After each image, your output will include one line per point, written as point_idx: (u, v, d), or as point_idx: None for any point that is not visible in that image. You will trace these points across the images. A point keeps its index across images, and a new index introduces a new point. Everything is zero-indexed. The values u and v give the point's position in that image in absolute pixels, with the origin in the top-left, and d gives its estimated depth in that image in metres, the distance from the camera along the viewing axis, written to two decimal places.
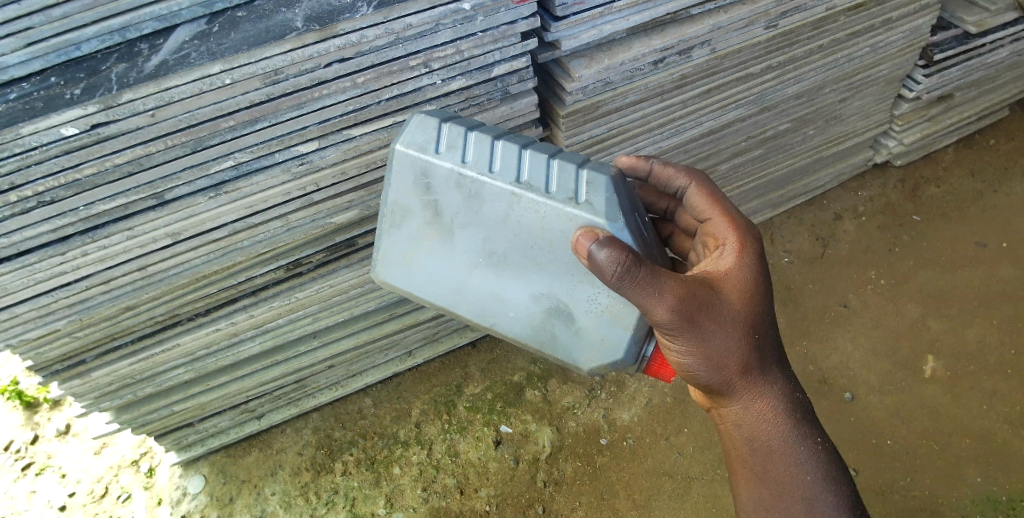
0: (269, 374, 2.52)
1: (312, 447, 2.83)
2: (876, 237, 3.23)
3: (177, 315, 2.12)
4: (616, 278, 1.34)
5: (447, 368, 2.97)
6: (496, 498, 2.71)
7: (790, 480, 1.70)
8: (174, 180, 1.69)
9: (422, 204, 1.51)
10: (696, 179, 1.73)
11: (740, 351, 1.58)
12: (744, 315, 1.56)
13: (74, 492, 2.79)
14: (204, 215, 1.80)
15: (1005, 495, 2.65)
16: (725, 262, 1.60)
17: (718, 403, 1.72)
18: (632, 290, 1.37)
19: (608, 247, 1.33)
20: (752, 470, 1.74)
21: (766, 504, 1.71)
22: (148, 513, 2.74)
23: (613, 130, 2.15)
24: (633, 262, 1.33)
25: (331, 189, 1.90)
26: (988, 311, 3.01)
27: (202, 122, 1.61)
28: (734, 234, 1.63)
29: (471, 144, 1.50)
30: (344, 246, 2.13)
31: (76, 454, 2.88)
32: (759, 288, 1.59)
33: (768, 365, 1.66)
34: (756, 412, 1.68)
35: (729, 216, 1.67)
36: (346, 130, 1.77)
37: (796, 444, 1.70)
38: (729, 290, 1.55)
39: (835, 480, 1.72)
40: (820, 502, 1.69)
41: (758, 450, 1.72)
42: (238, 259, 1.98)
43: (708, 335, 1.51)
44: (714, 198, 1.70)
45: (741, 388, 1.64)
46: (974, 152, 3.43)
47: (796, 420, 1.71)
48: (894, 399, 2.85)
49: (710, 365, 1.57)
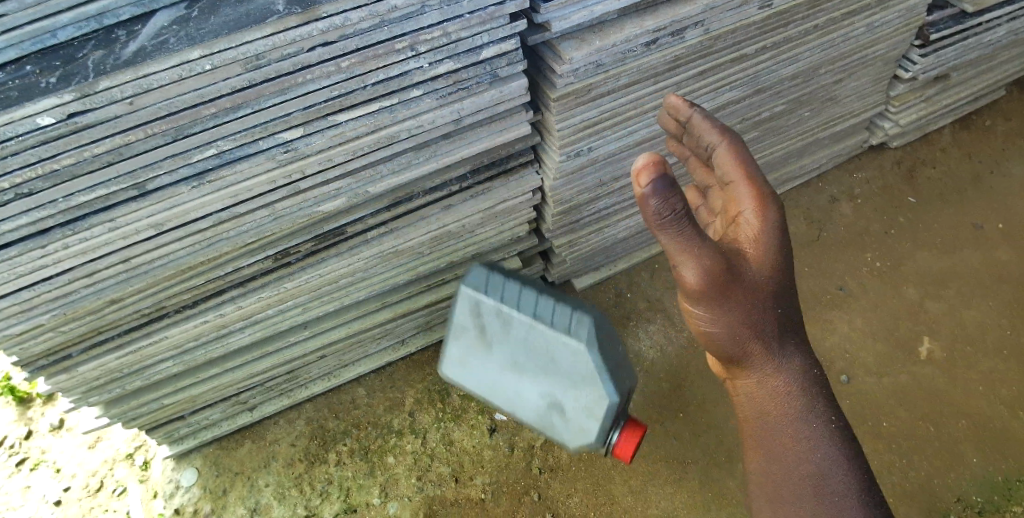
0: (260, 365, 2.49)
1: (306, 438, 2.81)
2: (874, 219, 3.21)
3: (164, 307, 2.08)
4: (659, 216, 1.44)
5: (441, 356, 2.95)
6: (491, 486, 2.69)
7: (801, 456, 1.70)
8: (156, 169, 1.65)
9: (473, 324, 1.90)
10: (729, 137, 1.67)
11: (758, 315, 1.65)
12: (765, 281, 1.62)
13: (69, 486, 2.77)
14: (188, 205, 1.76)
15: (1002, 476, 2.65)
16: (750, 226, 1.61)
17: (734, 367, 1.78)
18: (667, 234, 1.48)
19: (660, 182, 1.41)
20: (762, 441, 1.76)
21: (770, 475, 1.74)
22: (144, 507, 2.72)
23: (605, 113, 2.09)
24: (676, 205, 1.43)
25: (318, 177, 1.85)
26: (985, 293, 2.99)
27: (183, 109, 1.57)
28: (758, 199, 1.60)
29: (510, 291, 1.91)
30: (332, 235, 2.09)
31: (70, 449, 2.85)
32: (782, 260, 1.64)
33: (788, 336, 1.72)
34: (771, 381, 1.73)
35: (755, 178, 1.62)
36: (331, 117, 1.72)
37: (812, 419, 1.72)
38: (753, 256, 1.61)
39: (848, 460, 1.70)
40: (831, 480, 1.67)
41: (770, 420, 1.75)
42: (225, 250, 1.95)
43: (730, 294, 1.58)
44: (744, 160, 1.64)
45: (758, 354, 1.70)
46: (971, 133, 3.40)
47: (813, 395, 1.74)
48: (891, 381, 2.84)
49: (727, 323, 1.65)
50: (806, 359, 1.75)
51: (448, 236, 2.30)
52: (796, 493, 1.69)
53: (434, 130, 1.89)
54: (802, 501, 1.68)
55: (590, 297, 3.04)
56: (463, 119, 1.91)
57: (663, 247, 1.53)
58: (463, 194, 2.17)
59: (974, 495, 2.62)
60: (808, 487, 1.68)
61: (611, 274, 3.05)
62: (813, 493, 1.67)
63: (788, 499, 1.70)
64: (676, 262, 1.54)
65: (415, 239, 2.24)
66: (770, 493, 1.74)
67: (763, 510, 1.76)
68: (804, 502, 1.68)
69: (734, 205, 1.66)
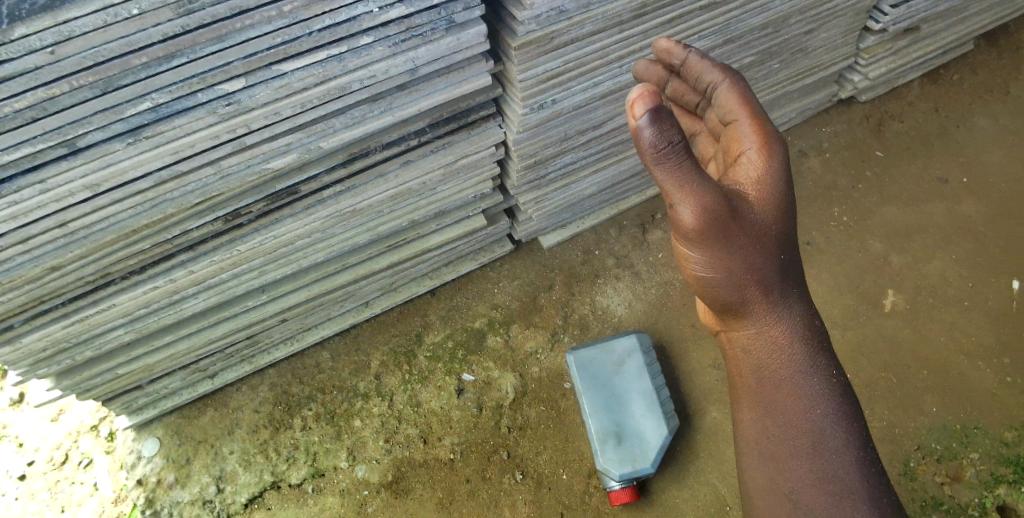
0: (217, 332, 2.40)
1: (270, 404, 2.75)
2: (841, 173, 3.19)
3: (109, 274, 1.97)
4: (654, 149, 1.35)
5: (407, 317, 2.89)
6: (460, 446, 2.68)
7: (797, 411, 1.62)
8: (85, 124, 1.53)
9: None
10: (730, 75, 1.64)
11: (759, 260, 1.55)
12: (767, 224, 1.54)
13: (33, 460, 2.68)
14: (125, 164, 1.65)
15: (961, 423, 2.70)
16: (753, 166, 1.54)
17: (729, 319, 1.71)
18: (663, 168, 1.38)
19: (656, 111, 1.31)
20: (757, 397, 1.68)
21: (767, 430, 1.65)
22: (112, 478, 2.65)
23: (569, 63, 2.00)
24: (672, 136, 1.34)
25: (265, 131, 1.74)
26: (949, 246, 3.01)
27: (111, 59, 1.45)
28: (760, 135, 1.55)
29: None
30: (286, 194, 1.99)
31: (32, 422, 2.75)
32: (785, 202, 1.56)
33: (788, 285, 1.63)
34: (769, 332, 1.65)
35: (757, 116, 1.58)
36: (276, 66, 1.61)
37: (811, 373, 1.64)
38: (754, 197, 1.53)
39: (848, 418, 1.62)
40: (828, 437, 1.60)
41: (767, 374, 1.67)
42: (170, 211, 1.84)
43: (730, 236, 1.50)
44: (745, 97, 1.60)
45: (756, 303, 1.62)
46: (940, 87, 3.37)
47: (813, 349, 1.65)
48: (855, 334, 2.87)
49: (725, 269, 1.55)
50: (805, 311, 1.67)
51: (408, 193, 2.22)
52: (791, 451, 1.61)
53: (388, 80, 1.79)
54: (798, 460, 1.60)
55: (558, 254, 2.98)
56: (419, 69, 1.80)
57: (659, 185, 1.44)
58: (423, 149, 2.09)
59: (933, 442, 2.68)
60: (804, 445, 1.60)
61: (580, 231, 3.00)
62: (810, 452, 1.59)
63: (783, 457, 1.62)
64: (672, 200, 1.44)
65: (374, 198, 2.15)
66: (763, 452, 1.66)
67: (753, 472, 1.68)
68: (799, 461, 1.60)
69: (736, 145, 1.60)
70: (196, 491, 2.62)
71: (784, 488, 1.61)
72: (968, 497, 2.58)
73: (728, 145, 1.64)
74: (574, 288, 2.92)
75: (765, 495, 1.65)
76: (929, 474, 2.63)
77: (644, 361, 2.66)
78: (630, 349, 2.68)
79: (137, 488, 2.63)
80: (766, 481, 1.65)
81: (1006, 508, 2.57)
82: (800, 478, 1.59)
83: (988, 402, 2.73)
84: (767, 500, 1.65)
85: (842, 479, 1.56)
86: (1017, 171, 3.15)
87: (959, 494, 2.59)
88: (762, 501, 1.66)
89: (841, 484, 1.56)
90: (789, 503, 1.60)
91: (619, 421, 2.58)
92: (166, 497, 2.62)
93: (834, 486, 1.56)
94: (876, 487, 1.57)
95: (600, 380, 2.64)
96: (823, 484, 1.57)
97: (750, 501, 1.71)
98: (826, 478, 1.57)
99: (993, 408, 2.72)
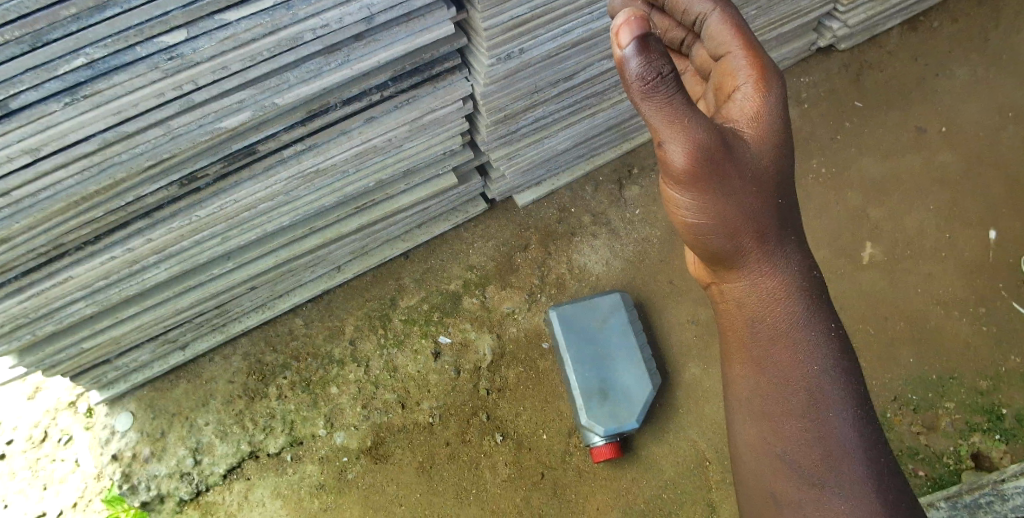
0: (184, 301, 2.32)
1: (244, 374, 2.69)
2: (820, 124, 3.13)
3: (62, 245, 1.87)
4: (641, 81, 1.28)
5: (380, 281, 2.82)
6: (439, 410, 2.66)
7: (793, 367, 1.52)
8: (17, 84, 1.43)
9: None
10: (722, 4, 1.51)
11: (754, 205, 1.46)
12: (762, 165, 1.45)
13: (12, 439, 2.61)
14: (65, 125, 1.55)
15: (936, 374, 2.72)
16: (748, 101, 1.44)
17: (721, 269, 1.60)
18: (652, 104, 1.31)
19: (643, 40, 1.25)
20: (750, 352, 1.58)
21: (760, 390, 1.56)
22: (93, 454, 2.59)
23: (536, 9, 1.90)
24: (661, 67, 1.27)
25: (214, 88, 1.65)
26: (926, 197, 2.98)
27: (36, 11, 1.36)
28: (756, 69, 1.45)
29: None
30: (243, 154, 1.90)
31: (7, 400, 2.67)
32: (782, 141, 1.47)
33: (785, 235, 1.53)
34: (764, 283, 1.55)
35: (752, 48, 1.47)
36: (219, 15, 1.53)
37: (808, 327, 1.53)
38: (751, 135, 1.44)
39: (846, 374, 1.52)
40: (825, 395, 1.50)
41: (762, 329, 1.56)
42: (120, 177, 1.73)
43: (723, 177, 1.40)
44: (739, 27, 1.48)
45: (750, 252, 1.52)
46: (919, 35, 3.27)
47: (810, 302, 1.55)
48: (833, 286, 2.86)
49: (718, 215, 1.46)
50: (803, 260, 1.56)
51: (374, 151, 2.14)
52: (784, 410, 1.52)
53: (343, 30, 1.70)
54: (792, 418, 1.51)
55: (534, 212, 2.92)
56: (375, 17, 1.71)
57: (647, 122, 1.36)
58: (386, 105, 2.00)
59: (909, 393, 2.71)
60: (799, 404, 1.51)
61: (555, 189, 2.93)
62: (805, 410, 1.50)
63: (776, 416, 1.53)
64: (661, 138, 1.35)
65: (338, 157, 2.08)
66: (755, 411, 1.57)
67: (745, 431, 1.60)
68: (794, 419, 1.51)
69: (730, 80, 1.49)
70: (173, 464, 2.58)
71: (777, 447, 1.54)
72: (943, 446, 2.63)
73: (720, 81, 1.52)
74: (550, 247, 2.87)
75: (756, 455, 1.58)
76: (906, 424, 2.67)
77: (627, 317, 2.64)
78: (613, 306, 2.65)
79: (113, 463, 2.58)
80: (757, 440, 1.57)
81: (980, 456, 2.63)
82: (793, 438, 1.51)
83: (963, 351, 2.75)
84: (758, 460, 1.57)
85: (837, 439, 1.48)
86: (994, 119, 3.11)
87: (935, 443, 2.64)
88: (752, 462, 1.58)
89: (836, 443, 1.48)
90: (782, 463, 1.53)
91: (603, 376, 2.55)
92: (142, 471, 2.57)
93: (828, 446, 1.48)
94: (872, 446, 1.49)
95: (583, 336, 2.60)
96: (817, 444, 1.49)
97: (739, 461, 1.63)
98: (821, 438, 1.49)
99: (968, 357, 2.75)
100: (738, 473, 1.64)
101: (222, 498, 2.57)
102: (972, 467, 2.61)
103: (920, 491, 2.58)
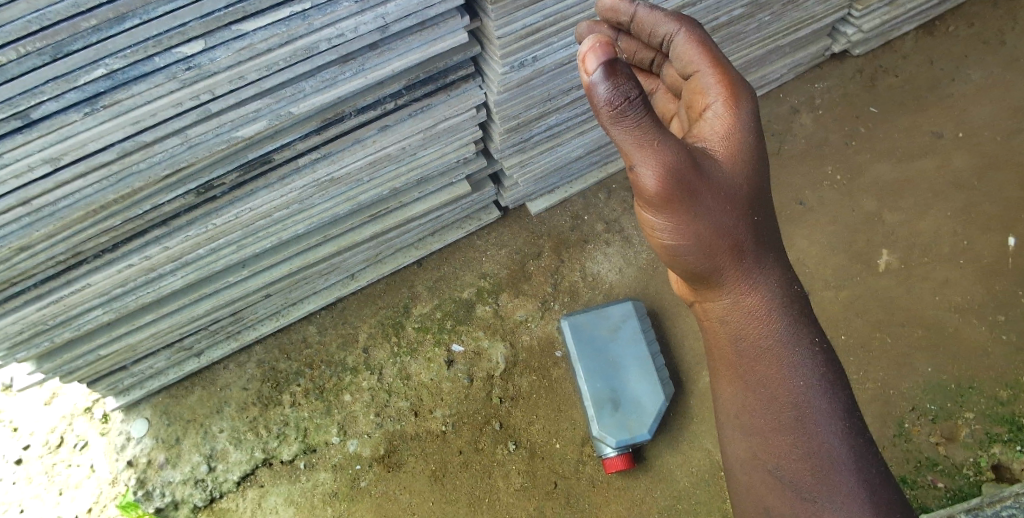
0: (200, 309, 2.33)
1: (258, 381, 2.70)
2: (834, 130, 3.11)
3: (81, 253, 1.88)
4: (609, 106, 1.27)
5: (393, 288, 2.82)
6: (451, 418, 2.66)
7: (777, 383, 1.50)
8: (37, 95, 1.45)
9: None
10: (686, 24, 1.50)
11: (731, 222, 1.44)
12: (737, 181, 1.42)
13: (28, 444, 2.63)
14: (84, 135, 1.56)
15: (955, 383, 2.69)
16: (719, 120, 1.42)
17: (702, 287, 1.59)
18: (622, 127, 1.29)
19: (609, 64, 1.25)
20: (735, 371, 1.56)
21: (747, 408, 1.54)
22: (107, 460, 2.60)
23: (549, 17, 1.90)
24: (629, 91, 1.26)
25: (230, 97, 1.67)
26: (942, 202, 2.95)
27: (57, 22, 1.38)
28: (726, 86, 1.43)
29: None
30: (259, 163, 1.91)
31: (25, 406, 2.69)
32: (756, 155, 1.45)
33: (764, 249, 1.51)
34: (744, 300, 1.53)
35: (721, 64, 1.45)
36: (236, 26, 1.54)
37: (790, 343, 1.51)
38: (722, 153, 1.42)
39: (832, 387, 1.50)
40: (813, 409, 1.48)
41: (744, 347, 1.54)
42: (138, 186, 1.75)
43: (697, 197, 1.38)
44: (705, 45, 1.47)
45: (729, 269, 1.50)
46: (934, 40, 3.24)
47: (791, 316, 1.53)
48: (848, 293, 2.84)
49: (695, 234, 1.44)
50: (782, 274, 1.54)
51: (388, 159, 2.15)
52: (772, 426, 1.50)
53: (357, 40, 1.71)
54: (781, 434, 1.49)
55: (546, 220, 2.91)
56: (390, 27, 1.72)
57: (618, 146, 1.34)
58: (400, 113, 2.01)
59: (928, 403, 2.67)
60: (787, 420, 1.49)
61: (568, 196, 2.93)
62: (792, 426, 1.48)
63: (766, 432, 1.51)
64: (632, 162, 1.33)
65: (352, 165, 2.08)
66: (745, 428, 1.55)
67: (735, 448, 1.59)
68: (783, 435, 1.49)
69: (700, 98, 1.47)
70: (187, 471, 2.59)
71: (768, 462, 1.52)
72: (963, 457, 2.59)
73: (691, 99, 1.51)
74: (563, 255, 2.87)
75: (750, 473, 1.56)
76: (924, 434, 2.63)
77: (639, 326, 2.63)
78: (625, 314, 2.63)
79: (127, 470, 2.59)
80: (749, 457, 1.56)
81: (1001, 467, 2.58)
82: (784, 454, 1.49)
83: (982, 361, 2.71)
84: (751, 477, 1.56)
85: (827, 452, 1.45)
86: (1012, 123, 3.06)
87: (954, 453, 2.60)
88: (748, 478, 1.57)
89: (828, 458, 1.45)
90: (775, 479, 1.51)
91: (614, 386, 2.54)
92: (157, 477, 2.59)
93: (820, 460, 1.46)
94: (864, 457, 1.46)
95: (594, 346, 2.59)
96: (809, 459, 1.46)
97: (734, 478, 1.63)
98: (813, 454, 1.46)
99: (987, 367, 2.70)
100: (734, 490, 1.63)
101: (235, 504, 2.57)
102: (992, 479, 2.56)
103: (939, 503, 2.55)
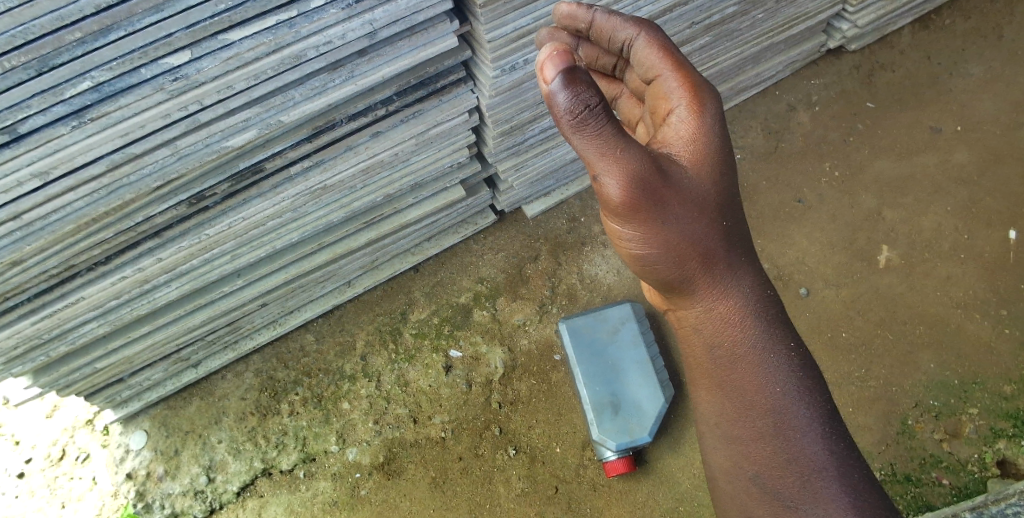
0: (195, 319, 2.31)
1: (256, 391, 2.69)
2: (831, 127, 3.09)
3: (74, 266, 1.87)
4: (570, 115, 1.26)
5: (390, 295, 2.81)
6: (451, 424, 2.64)
7: (754, 391, 1.48)
8: (25, 108, 1.44)
9: None
10: (646, 29, 1.49)
11: (700, 228, 1.42)
12: (704, 187, 1.41)
13: (30, 458, 2.61)
14: (73, 148, 1.55)
15: (958, 379, 2.67)
16: (683, 125, 1.41)
17: (675, 296, 1.57)
18: (583, 136, 1.28)
19: (569, 73, 1.24)
20: (713, 380, 1.55)
21: (726, 415, 1.52)
22: (109, 472, 2.59)
23: (540, 20, 1.89)
24: (589, 98, 1.25)
25: (220, 106, 1.66)
26: (942, 198, 2.93)
27: (43, 36, 1.37)
28: (688, 91, 1.42)
29: None
30: (251, 173, 1.90)
31: (26, 419, 2.68)
32: (724, 158, 1.43)
33: (735, 254, 1.50)
34: (717, 308, 1.51)
35: (682, 68, 1.44)
36: (223, 36, 1.53)
37: (764, 348, 1.49)
38: (689, 159, 1.40)
39: (809, 391, 1.48)
40: (790, 414, 1.45)
41: (720, 354, 1.53)
42: (129, 198, 1.74)
43: (664, 205, 1.36)
44: (666, 49, 1.46)
45: (700, 277, 1.49)
46: (931, 34, 3.21)
47: (764, 322, 1.51)
48: (851, 290, 2.82)
49: (663, 243, 1.42)
50: (754, 278, 1.53)
51: (380, 165, 2.14)
52: (751, 433, 1.48)
53: (346, 47, 1.70)
54: (760, 441, 1.47)
55: (544, 223, 2.90)
56: (378, 33, 1.71)
57: (581, 155, 1.32)
58: (392, 119, 2.00)
59: (932, 399, 2.65)
60: (766, 427, 1.46)
61: (565, 199, 2.91)
62: (771, 433, 1.46)
63: (745, 439, 1.49)
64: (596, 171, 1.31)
65: (345, 172, 2.07)
66: (725, 436, 1.53)
67: (717, 457, 1.57)
68: (761, 442, 1.47)
69: (664, 103, 1.46)
70: (186, 482, 2.58)
71: (748, 469, 1.50)
72: (967, 454, 2.57)
73: (654, 104, 1.50)
74: (561, 258, 2.85)
75: (731, 481, 1.54)
76: (928, 431, 2.61)
77: (638, 329, 2.61)
78: (624, 317, 2.62)
79: (127, 482, 2.58)
80: (728, 464, 1.54)
81: (1006, 462, 2.57)
82: (764, 461, 1.47)
83: (985, 356, 2.69)
84: (733, 485, 1.54)
85: (807, 458, 1.43)
86: (1012, 117, 3.04)
87: (958, 450, 2.58)
88: (727, 485, 1.55)
89: (808, 462, 1.42)
90: (754, 486, 1.49)
91: (614, 389, 2.52)
92: (157, 489, 2.57)
93: (800, 467, 1.43)
94: (847, 460, 1.43)
95: (594, 349, 2.57)
96: (789, 465, 1.44)
97: (716, 487, 1.60)
98: (793, 459, 1.44)
99: (991, 362, 2.68)
100: (716, 498, 1.61)
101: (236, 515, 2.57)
102: (997, 475, 2.54)
103: (945, 500, 2.53)
